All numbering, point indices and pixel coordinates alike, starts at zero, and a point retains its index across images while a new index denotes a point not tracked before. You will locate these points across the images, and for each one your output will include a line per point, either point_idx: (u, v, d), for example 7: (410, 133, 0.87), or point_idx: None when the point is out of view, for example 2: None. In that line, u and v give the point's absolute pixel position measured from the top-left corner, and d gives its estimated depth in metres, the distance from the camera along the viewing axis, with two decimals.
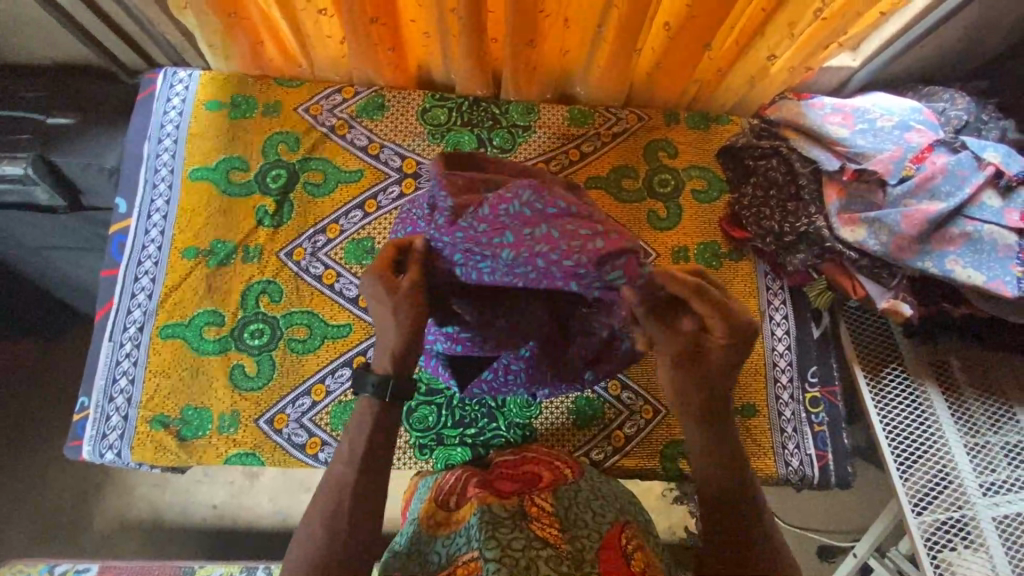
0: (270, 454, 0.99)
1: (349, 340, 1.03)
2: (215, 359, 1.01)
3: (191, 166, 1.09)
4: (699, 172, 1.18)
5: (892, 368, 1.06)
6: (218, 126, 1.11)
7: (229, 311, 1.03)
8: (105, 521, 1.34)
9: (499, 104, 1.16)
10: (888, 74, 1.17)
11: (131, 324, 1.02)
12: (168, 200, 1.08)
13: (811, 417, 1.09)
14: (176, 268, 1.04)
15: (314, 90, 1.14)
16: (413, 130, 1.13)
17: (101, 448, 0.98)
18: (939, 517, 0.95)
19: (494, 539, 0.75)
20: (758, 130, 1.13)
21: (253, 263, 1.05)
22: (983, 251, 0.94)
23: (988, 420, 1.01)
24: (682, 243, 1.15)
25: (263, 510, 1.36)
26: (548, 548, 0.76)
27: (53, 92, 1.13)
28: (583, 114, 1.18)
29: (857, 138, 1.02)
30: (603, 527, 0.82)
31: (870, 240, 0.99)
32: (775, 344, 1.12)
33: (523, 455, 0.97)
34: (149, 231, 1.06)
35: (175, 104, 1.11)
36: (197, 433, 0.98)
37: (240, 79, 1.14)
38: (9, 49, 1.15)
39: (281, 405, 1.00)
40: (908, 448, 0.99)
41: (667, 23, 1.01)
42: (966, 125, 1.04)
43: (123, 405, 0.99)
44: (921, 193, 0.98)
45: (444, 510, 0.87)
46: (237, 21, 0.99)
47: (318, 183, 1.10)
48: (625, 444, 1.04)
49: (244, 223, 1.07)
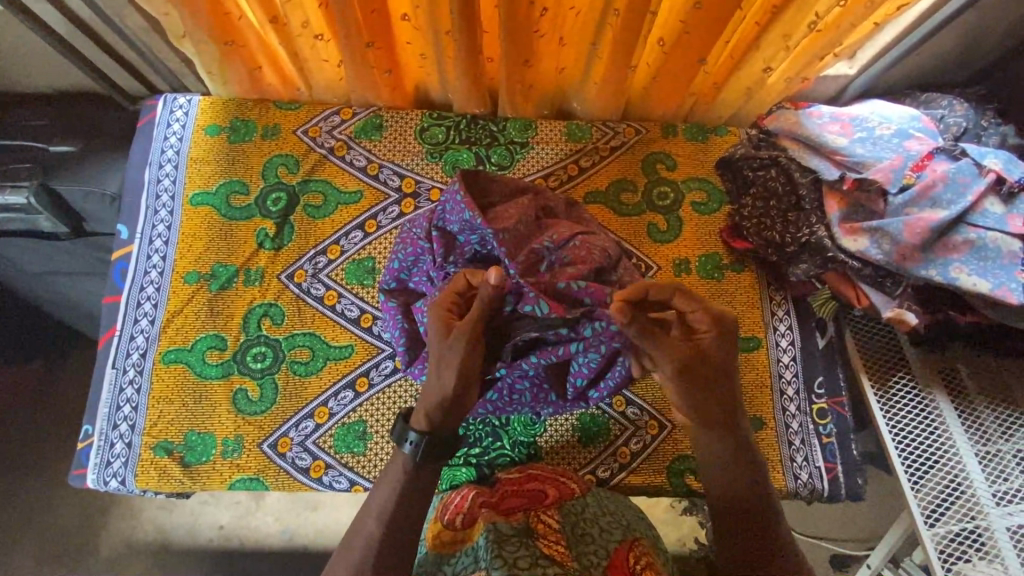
0: (275, 479, 0.98)
1: (352, 360, 1.03)
2: (218, 384, 1.01)
3: (192, 191, 1.10)
4: (698, 183, 1.18)
5: (899, 377, 1.05)
6: (218, 151, 1.12)
7: (231, 334, 1.03)
8: (111, 544, 1.33)
9: (497, 122, 1.17)
10: (885, 81, 1.17)
11: (134, 350, 1.02)
12: (169, 226, 1.08)
13: (819, 429, 1.07)
14: (178, 293, 1.05)
15: (312, 112, 1.15)
16: (412, 150, 1.14)
17: (105, 476, 0.97)
18: (952, 528, 0.93)
19: (501, 557, 0.77)
20: (756, 141, 1.14)
21: (255, 286, 1.06)
22: (987, 257, 0.93)
23: (998, 427, 0.99)
24: (683, 256, 1.14)
25: (268, 530, 1.35)
26: (554, 566, 0.77)
27: (55, 121, 1.14)
28: (580, 129, 1.19)
29: (855, 147, 1.02)
30: (611, 544, 0.83)
31: (873, 249, 0.98)
32: (780, 356, 1.11)
33: (527, 472, 0.94)
34: (151, 257, 1.06)
35: (175, 130, 1.12)
36: (201, 459, 0.98)
37: (239, 104, 1.14)
38: (8, 79, 1.16)
39: (285, 429, 0.99)
40: (919, 456, 0.98)
41: (661, 38, 1.02)
42: (965, 131, 1.04)
43: (126, 432, 0.99)
44: (922, 201, 0.97)
45: (451, 531, 0.86)
46: (235, 48, 1.00)
47: (317, 206, 1.10)
48: (631, 461, 1.03)
49: (246, 246, 1.07)
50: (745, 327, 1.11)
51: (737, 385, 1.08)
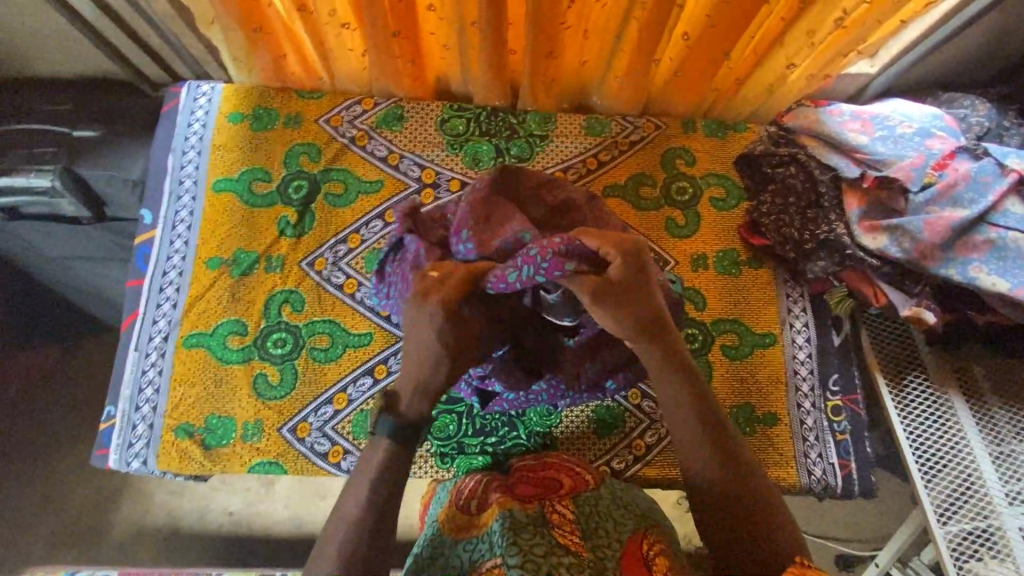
0: (294, 463, 0.99)
1: (372, 348, 1.04)
2: (238, 368, 1.02)
3: (214, 177, 1.11)
4: (717, 179, 1.18)
5: (914, 377, 1.05)
6: (241, 137, 1.13)
7: (252, 320, 1.04)
8: (125, 528, 1.35)
9: (517, 114, 1.18)
10: (906, 81, 1.17)
11: (156, 333, 1.03)
12: (193, 211, 1.09)
13: (833, 425, 1.08)
14: (200, 278, 1.06)
15: (334, 101, 1.16)
16: (432, 141, 1.15)
17: (127, 457, 0.98)
18: (965, 526, 0.94)
19: (516, 545, 0.73)
20: (776, 137, 1.13)
21: (276, 273, 1.07)
22: (1007, 258, 0.94)
23: (1013, 429, 0.99)
24: (701, 251, 1.14)
25: (279, 517, 1.36)
26: (569, 556, 0.74)
27: (79, 105, 1.15)
28: (600, 123, 1.19)
29: (876, 145, 1.03)
30: (624, 535, 0.80)
31: (892, 247, 0.99)
32: (796, 352, 1.11)
33: (544, 460, 0.97)
34: (174, 243, 1.07)
35: (199, 117, 1.13)
36: (221, 442, 0.99)
37: (262, 91, 1.15)
38: (36, 64, 1.18)
39: (304, 414, 1.01)
40: (933, 456, 0.98)
41: (686, 33, 1.02)
42: (987, 131, 1.04)
43: (148, 414, 1.00)
44: (943, 200, 0.98)
45: (465, 514, 0.86)
46: (262, 36, 1.00)
47: (338, 194, 1.11)
48: (646, 453, 1.04)
49: (267, 233, 1.08)
50: (761, 323, 1.12)
51: (753, 381, 1.09)
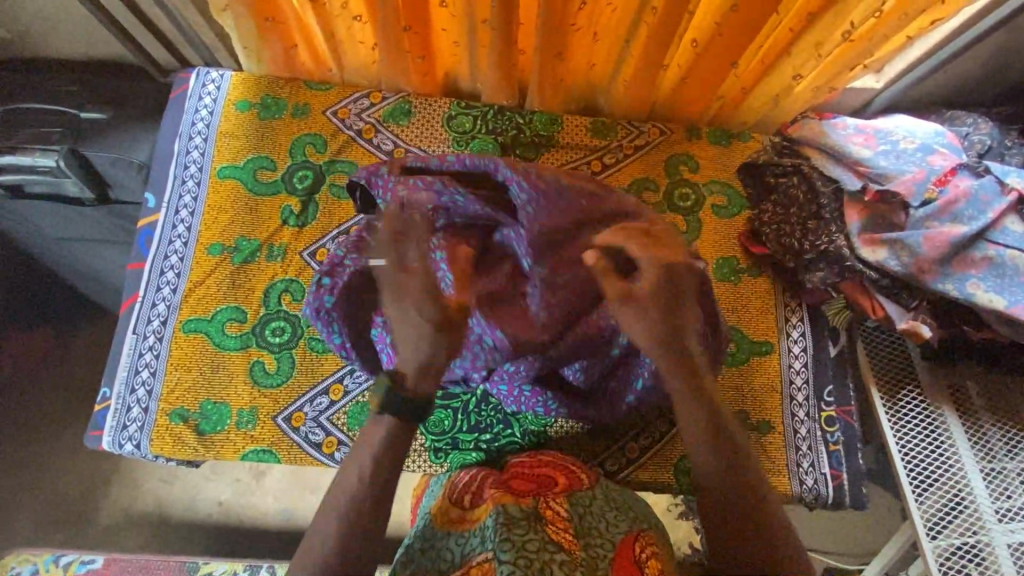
0: (286, 452, 0.99)
1: None
2: (235, 355, 1.02)
3: (220, 164, 1.11)
4: (719, 187, 1.19)
5: (908, 391, 1.06)
6: (249, 126, 1.13)
7: (251, 307, 1.04)
8: (113, 513, 1.34)
9: (524, 114, 1.18)
10: (912, 96, 1.18)
11: (155, 316, 1.03)
12: (196, 197, 1.09)
13: (827, 436, 1.08)
14: (201, 263, 1.06)
15: (342, 93, 1.16)
16: (438, 137, 1.15)
17: (120, 439, 0.98)
18: (953, 541, 0.94)
19: (509, 540, 0.72)
20: (779, 148, 1.16)
21: (277, 262, 1.07)
22: (1005, 275, 0.94)
23: (1005, 446, 1.00)
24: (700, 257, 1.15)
25: (266, 508, 1.36)
26: (561, 552, 0.73)
27: (87, 86, 1.15)
28: (606, 126, 1.20)
29: (879, 159, 1.04)
30: (616, 536, 0.80)
31: (891, 261, 0.99)
32: (792, 362, 1.11)
33: (537, 458, 0.97)
34: (176, 227, 1.07)
35: (207, 103, 1.13)
36: (215, 428, 0.99)
37: (270, 81, 1.16)
38: (47, 46, 1.18)
39: (299, 404, 1.01)
40: (925, 471, 0.99)
41: (695, 40, 1.02)
42: (989, 150, 1.05)
43: (143, 398, 0.99)
44: (942, 216, 0.99)
45: (458, 508, 0.86)
46: (273, 25, 1.01)
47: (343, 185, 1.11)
48: (638, 456, 1.04)
49: (269, 221, 1.09)
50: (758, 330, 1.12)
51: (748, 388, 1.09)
